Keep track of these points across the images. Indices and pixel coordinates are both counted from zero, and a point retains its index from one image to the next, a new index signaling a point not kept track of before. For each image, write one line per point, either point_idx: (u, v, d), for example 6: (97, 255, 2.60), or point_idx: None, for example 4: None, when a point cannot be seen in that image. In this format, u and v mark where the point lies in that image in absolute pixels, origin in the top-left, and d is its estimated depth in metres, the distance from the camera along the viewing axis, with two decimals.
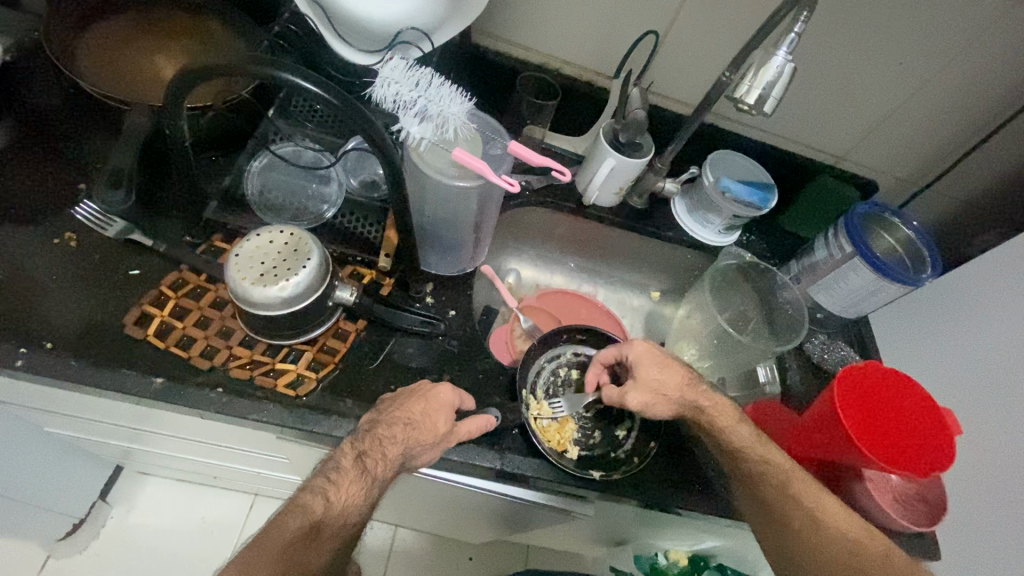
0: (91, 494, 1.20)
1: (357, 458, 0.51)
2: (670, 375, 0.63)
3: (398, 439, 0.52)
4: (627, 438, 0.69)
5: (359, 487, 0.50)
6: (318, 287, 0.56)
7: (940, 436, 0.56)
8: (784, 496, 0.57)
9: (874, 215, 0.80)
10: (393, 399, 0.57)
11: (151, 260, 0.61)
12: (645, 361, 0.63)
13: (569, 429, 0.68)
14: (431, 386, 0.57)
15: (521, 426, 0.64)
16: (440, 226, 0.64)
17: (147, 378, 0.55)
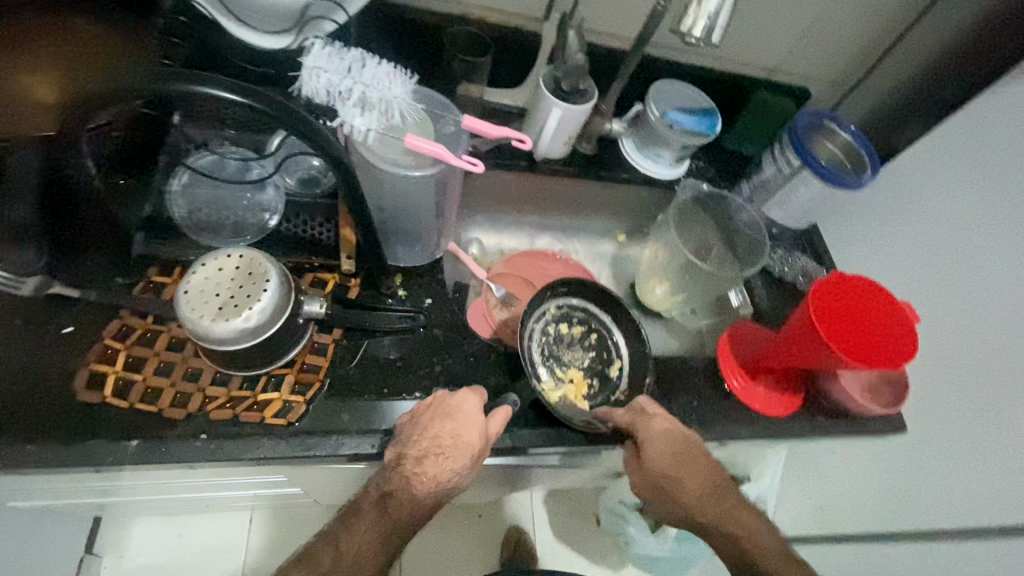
0: (76, 553, 1.14)
1: (379, 500, 0.53)
2: (676, 463, 0.60)
3: (430, 470, 0.53)
4: (621, 376, 0.71)
5: (372, 532, 0.52)
6: (285, 308, 0.52)
7: (907, 324, 0.60)
8: (718, 534, 0.62)
9: (815, 123, 0.81)
10: (411, 420, 0.56)
11: (85, 313, 0.54)
12: (654, 446, 0.60)
13: (572, 382, 0.70)
14: (452, 398, 0.56)
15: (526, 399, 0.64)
16: (399, 216, 0.60)
17: (120, 444, 0.50)
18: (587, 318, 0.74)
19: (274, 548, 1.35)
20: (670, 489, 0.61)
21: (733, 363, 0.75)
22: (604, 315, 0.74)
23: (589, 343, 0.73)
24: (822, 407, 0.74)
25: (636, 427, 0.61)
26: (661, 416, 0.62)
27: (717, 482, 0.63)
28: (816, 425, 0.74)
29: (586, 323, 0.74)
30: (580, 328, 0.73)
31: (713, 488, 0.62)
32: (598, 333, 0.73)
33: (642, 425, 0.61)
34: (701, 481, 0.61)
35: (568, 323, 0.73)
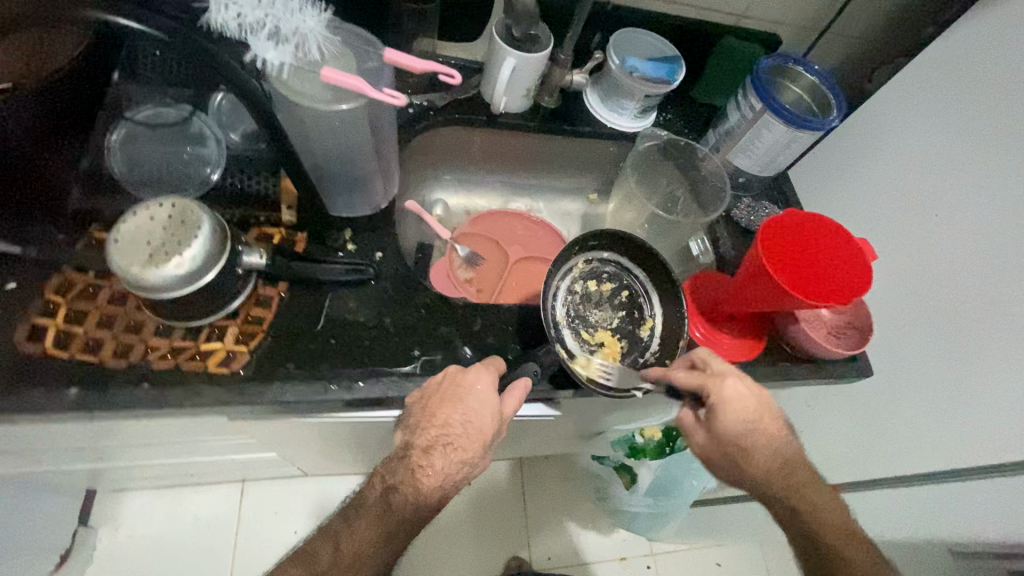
0: (69, 525, 1.17)
1: (384, 493, 0.55)
2: (749, 426, 0.57)
3: (437, 456, 0.54)
4: (653, 336, 0.70)
5: (376, 524, 0.55)
6: (220, 257, 0.52)
7: (855, 255, 0.59)
8: (783, 508, 0.60)
9: (778, 67, 0.79)
10: (421, 401, 0.57)
11: (26, 269, 0.54)
12: (728, 408, 0.56)
13: (603, 343, 0.70)
14: (464, 375, 0.57)
15: (483, 353, 0.64)
16: (336, 164, 0.59)
17: (60, 393, 0.50)
18: (615, 274, 0.73)
19: (265, 518, 1.38)
20: (741, 454, 0.58)
21: (695, 314, 0.74)
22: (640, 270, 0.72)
23: (620, 301, 0.72)
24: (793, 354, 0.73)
25: (707, 391, 0.57)
26: (731, 374, 0.58)
27: (784, 450, 0.59)
28: (780, 373, 0.73)
29: (617, 279, 0.73)
30: (610, 284, 0.73)
31: (782, 455, 0.59)
32: (629, 290, 0.72)
33: (711, 387, 0.57)
34: (768, 446, 0.58)
35: (598, 280, 0.72)
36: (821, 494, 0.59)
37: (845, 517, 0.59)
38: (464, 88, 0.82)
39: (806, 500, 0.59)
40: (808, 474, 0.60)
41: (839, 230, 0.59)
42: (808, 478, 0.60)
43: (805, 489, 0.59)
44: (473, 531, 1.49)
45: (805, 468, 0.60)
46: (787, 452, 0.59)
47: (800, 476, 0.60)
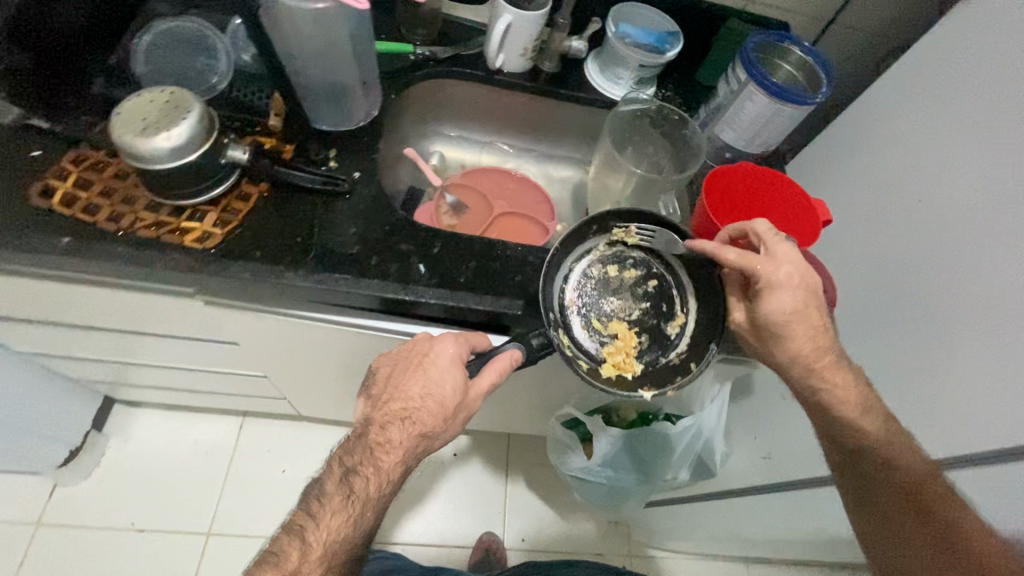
0: (83, 424, 1.28)
1: (349, 473, 0.61)
2: (800, 307, 0.58)
3: (395, 427, 0.61)
4: (681, 334, 0.67)
5: (342, 505, 0.61)
6: (204, 142, 0.59)
7: (805, 209, 0.61)
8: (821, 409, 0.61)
9: (770, 43, 0.80)
10: (388, 374, 0.64)
11: (50, 142, 0.63)
12: (778, 290, 0.57)
13: (619, 335, 0.68)
14: (430, 344, 0.64)
15: (436, 273, 0.67)
16: (314, 70, 0.65)
17: (56, 239, 0.58)
18: (643, 262, 0.70)
19: (257, 453, 1.46)
20: (774, 335, 0.60)
21: None
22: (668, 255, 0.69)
23: (644, 292, 0.69)
24: None
25: (759, 277, 0.57)
26: (788, 264, 0.57)
27: (824, 334, 0.60)
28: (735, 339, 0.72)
29: (645, 267, 0.69)
30: (636, 272, 0.69)
31: (818, 341, 0.60)
32: (658, 279, 0.69)
33: (761, 272, 0.57)
34: (811, 329, 0.59)
35: (622, 266, 0.70)
36: (839, 371, 0.60)
37: (861, 393, 0.60)
38: (466, 45, 0.88)
39: (823, 378, 0.60)
40: (837, 357, 0.61)
41: (785, 180, 0.61)
42: (836, 360, 0.61)
43: (828, 369, 0.60)
44: (451, 500, 1.52)
45: (838, 350, 0.61)
46: (827, 336, 0.60)
47: (832, 357, 0.60)
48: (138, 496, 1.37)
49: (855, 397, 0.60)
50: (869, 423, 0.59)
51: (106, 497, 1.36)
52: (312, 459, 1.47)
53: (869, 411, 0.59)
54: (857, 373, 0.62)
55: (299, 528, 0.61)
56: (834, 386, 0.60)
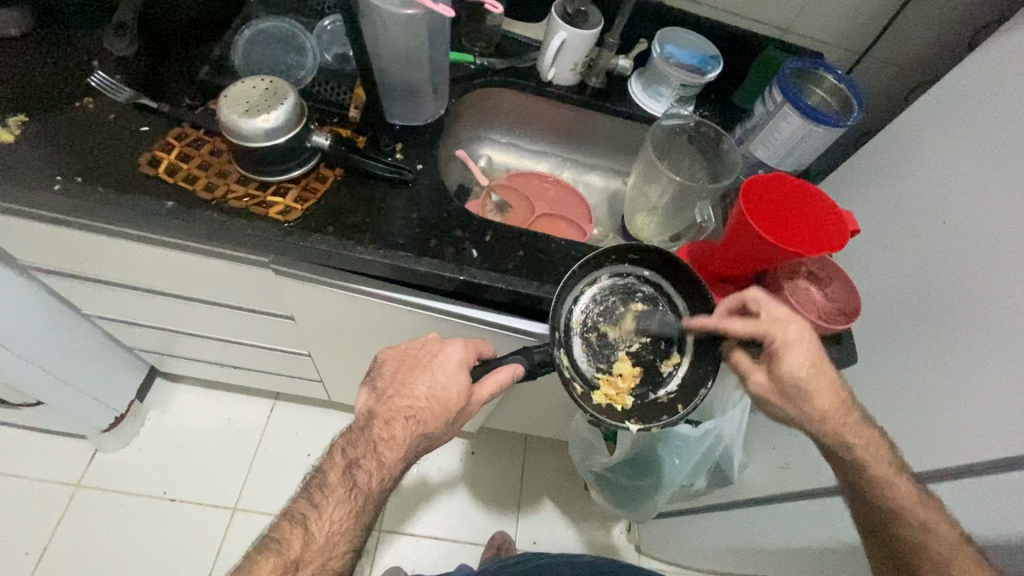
0: (130, 393, 1.36)
1: (347, 469, 0.66)
2: (811, 372, 0.64)
3: (399, 423, 0.68)
4: (673, 373, 0.71)
5: (343, 495, 0.65)
6: (295, 126, 0.66)
7: (833, 213, 0.65)
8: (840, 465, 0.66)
9: (806, 70, 0.86)
10: (395, 376, 0.72)
11: (157, 120, 0.72)
12: (792, 349, 0.63)
13: (617, 365, 0.72)
14: (438, 348, 0.73)
15: (487, 259, 0.73)
16: (395, 73, 0.72)
17: (160, 203, 0.65)
18: (650, 297, 0.73)
19: (284, 436, 1.53)
20: (799, 393, 0.65)
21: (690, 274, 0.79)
22: (675, 295, 0.72)
23: (646, 326, 0.73)
24: None
25: (772, 336, 0.63)
26: (792, 321, 0.64)
27: (840, 389, 0.65)
28: None
29: (652, 302, 0.73)
30: (642, 305, 0.73)
31: (831, 415, 0.65)
32: (661, 316, 0.73)
33: (773, 332, 0.63)
34: (827, 384, 0.65)
35: (630, 298, 0.73)
36: (864, 428, 0.65)
37: (890, 453, 0.65)
38: (522, 59, 0.96)
39: (849, 436, 0.65)
40: (860, 416, 0.66)
41: (816, 192, 0.66)
42: (862, 419, 0.65)
43: (854, 426, 0.65)
44: (466, 497, 1.56)
45: (859, 407, 0.66)
46: (844, 392, 0.66)
47: (856, 415, 0.65)
48: (172, 467, 1.44)
49: (885, 458, 0.64)
50: (903, 484, 0.63)
51: (143, 466, 1.43)
52: None
53: (904, 474, 0.63)
54: (884, 435, 0.66)
55: (302, 517, 0.65)
56: (863, 443, 0.65)
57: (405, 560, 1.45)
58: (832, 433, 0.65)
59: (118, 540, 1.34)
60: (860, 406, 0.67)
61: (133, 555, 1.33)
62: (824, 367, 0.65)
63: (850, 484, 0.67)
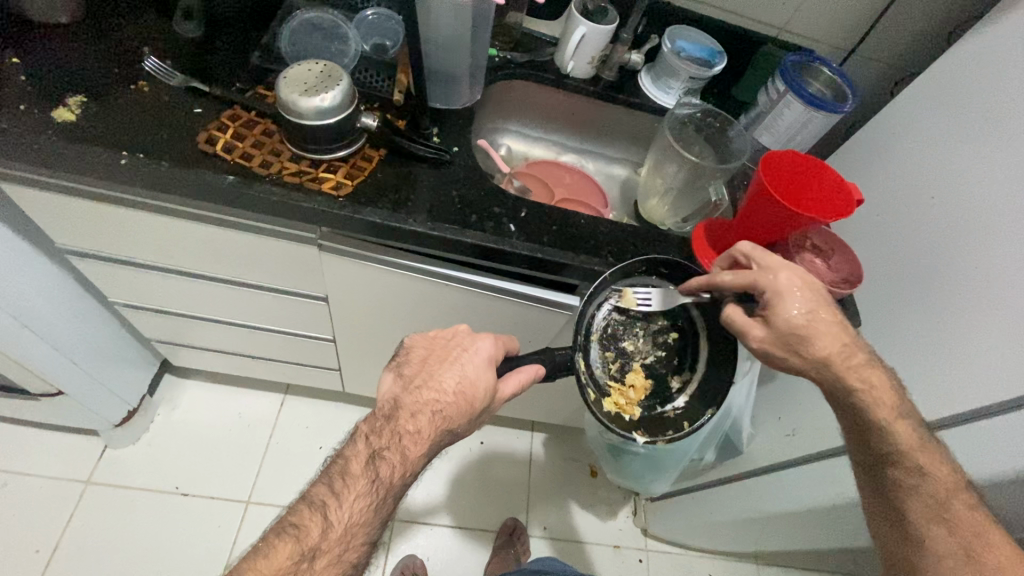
0: (143, 386, 1.36)
1: (369, 461, 0.65)
2: (811, 315, 0.63)
3: (425, 418, 0.67)
4: (681, 391, 0.76)
5: (366, 487, 0.64)
6: (348, 107, 0.71)
7: (839, 185, 0.73)
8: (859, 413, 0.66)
9: (804, 63, 0.95)
10: (422, 368, 0.71)
11: (209, 103, 0.75)
12: (785, 295, 0.63)
13: (631, 376, 0.77)
14: (468, 340, 0.72)
15: (523, 234, 0.78)
16: (439, 57, 0.78)
17: (222, 177, 0.69)
18: (671, 316, 0.78)
19: (295, 429, 1.54)
20: (803, 341, 0.63)
21: (706, 249, 0.85)
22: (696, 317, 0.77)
23: (664, 342, 0.78)
24: None
25: (760, 283, 0.64)
26: (781, 268, 0.64)
27: (843, 331, 0.65)
28: None
29: (671, 319, 0.78)
30: (662, 321, 0.78)
31: (839, 360, 0.64)
32: (678, 333, 0.78)
33: (762, 281, 0.64)
34: (829, 326, 0.64)
35: (652, 314, 0.79)
36: (875, 372, 0.66)
37: (898, 401, 0.66)
38: (540, 53, 1.02)
39: (859, 380, 0.65)
40: (866, 357, 0.66)
41: (823, 167, 0.73)
42: (869, 362, 0.66)
43: (863, 369, 0.65)
44: (476, 486, 1.58)
45: (866, 350, 0.67)
46: (847, 333, 0.66)
47: (865, 356, 0.66)
48: (184, 461, 1.44)
49: (897, 405, 0.65)
50: (907, 431, 0.65)
51: (154, 460, 1.42)
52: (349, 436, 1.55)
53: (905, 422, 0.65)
54: (893, 377, 0.67)
55: (321, 504, 0.64)
56: (871, 389, 0.65)
57: (419, 548, 1.47)
58: (841, 380, 0.65)
59: (132, 536, 1.33)
60: (869, 352, 0.67)
61: (146, 551, 1.32)
62: (827, 311, 0.64)
63: (855, 431, 0.68)
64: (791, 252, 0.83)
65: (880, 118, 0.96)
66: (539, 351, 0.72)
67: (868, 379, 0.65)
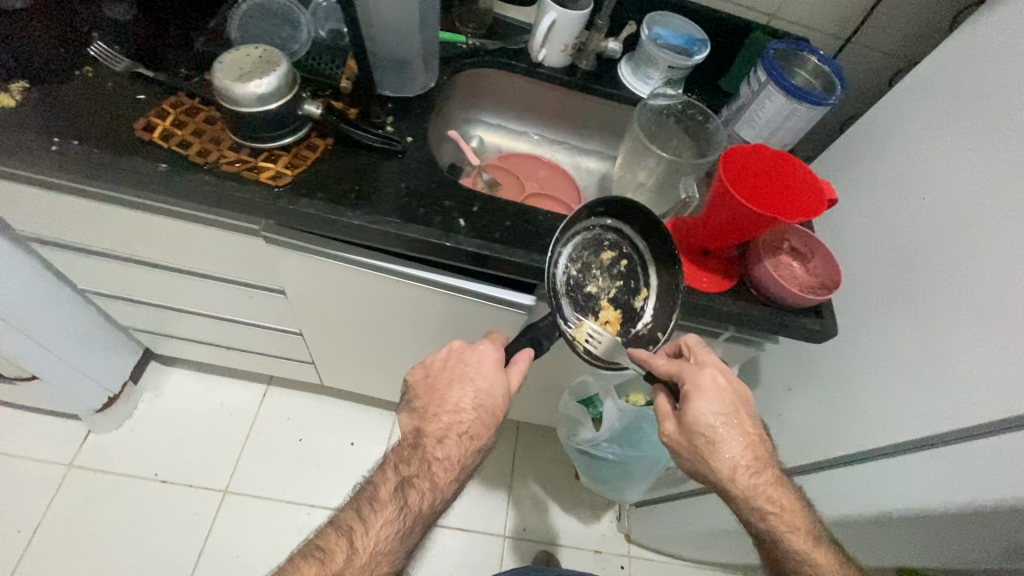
0: (125, 374, 1.37)
1: (396, 489, 0.66)
2: (716, 425, 0.68)
3: (452, 441, 0.69)
4: (645, 305, 0.80)
5: (393, 514, 0.65)
6: (288, 93, 0.68)
7: (809, 181, 0.67)
8: (764, 531, 0.68)
9: (789, 51, 0.88)
10: (433, 392, 0.72)
11: (153, 88, 0.73)
12: (701, 393, 0.68)
13: (602, 313, 0.78)
14: (469, 354, 0.73)
15: (474, 230, 0.74)
16: (389, 42, 0.76)
17: (154, 164, 0.67)
18: (615, 243, 0.79)
19: (277, 420, 1.54)
20: (707, 443, 0.68)
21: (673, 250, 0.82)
22: (638, 239, 0.79)
23: (618, 271, 0.80)
24: (758, 301, 0.80)
25: (682, 376, 0.70)
26: (710, 366, 0.70)
27: (755, 449, 0.68)
28: (745, 309, 0.79)
29: (618, 249, 0.79)
30: (610, 253, 0.79)
31: (741, 477, 0.67)
32: (628, 260, 0.80)
33: (686, 373, 0.70)
34: (738, 440, 0.68)
35: (599, 249, 0.79)
36: (785, 493, 0.68)
37: (806, 518, 0.68)
38: (513, 41, 0.98)
39: (766, 501, 0.67)
40: (776, 477, 0.69)
41: (794, 162, 0.68)
42: (780, 485, 0.68)
43: (768, 490, 0.67)
44: None
45: (775, 467, 0.69)
46: (760, 450, 0.69)
47: (773, 476, 0.69)
48: (165, 448, 1.45)
49: (796, 522, 0.67)
50: (819, 552, 0.65)
51: (135, 445, 1.44)
52: (330, 428, 1.55)
53: (800, 531, 0.66)
54: (804, 500, 0.69)
55: (349, 530, 0.64)
56: (777, 509, 0.67)
57: None
58: (742, 496, 0.67)
59: (111, 520, 1.34)
60: (777, 468, 0.70)
61: (124, 536, 1.33)
62: (738, 432, 0.68)
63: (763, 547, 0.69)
64: (759, 253, 0.79)
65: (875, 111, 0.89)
66: (527, 335, 0.73)
67: (773, 500, 0.67)
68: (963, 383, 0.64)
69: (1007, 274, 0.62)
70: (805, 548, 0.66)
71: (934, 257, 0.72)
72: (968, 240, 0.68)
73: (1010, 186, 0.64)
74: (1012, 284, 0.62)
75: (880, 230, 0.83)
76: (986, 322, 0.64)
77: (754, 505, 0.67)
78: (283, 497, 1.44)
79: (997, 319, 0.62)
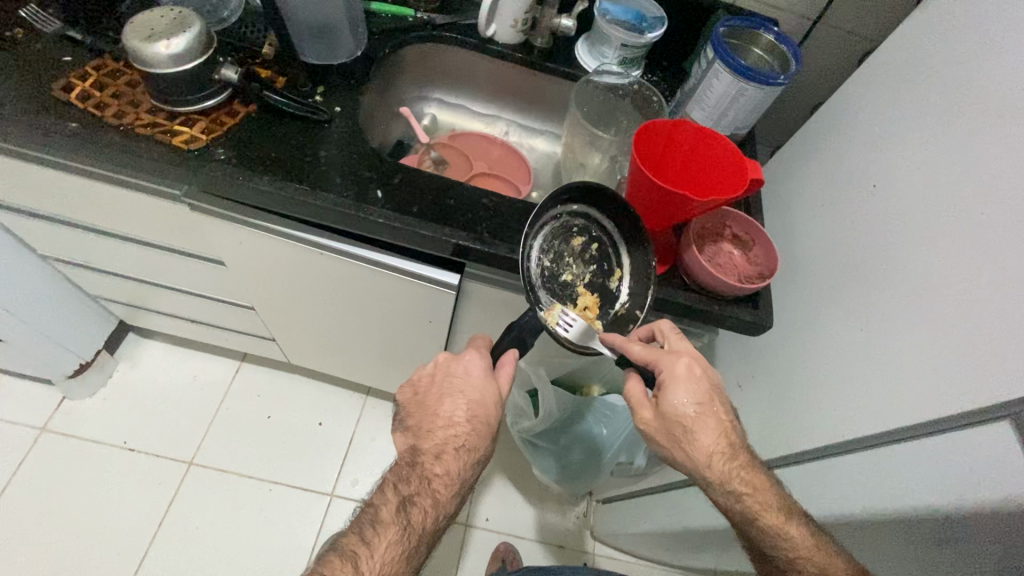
0: (98, 343, 1.40)
1: (399, 512, 0.62)
2: (694, 412, 0.62)
3: (451, 456, 0.66)
4: (621, 286, 0.75)
5: (399, 536, 0.61)
6: (200, 56, 0.67)
7: (730, 157, 0.67)
8: (742, 520, 0.62)
9: (740, 29, 0.84)
10: (423, 404, 0.69)
11: (81, 53, 0.74)
12: (679, 382, 0.63)
13: (579, 300, 0.74)
14: (456, 365, 0.70)
15: (390, 202, 0.73)
16: (310, 8, 0.77)
17: (65, 124, 0.69)
18: (582, 229, 0.75)
19: (247, 396, 1.56)
20: (685, 432, 0.62)
21: None
22: (608, 221, 0.75)
23: (590, 255, 0.76)
24: (689, 288, 0.76)
25: (659, 363, 0.64)
26: (685, 354, 0.65)
27: (730, 433, 0.63)
28: (678, 296, 0.75)
29: (588, 233, 0.75)
30: (581, 238, 0.75)
31: (715, 461, 0.62)
32: (600, 243, 0.76)
33: (662, 360, 0.64)
34: (713, 425, 0.63)
35: (569, 237, 0.75)
36: (755, 473, 0.63)
37: (775, 493, 0.62)
38: (465, 16, 0.95)
39: (739, 485, 0.62)
40: (747, 458, 0.63)
41: (714, 138, 0.68)
42: (752, 468, 0.63)
43: (741, 472, 0.62)
44: None
45: (747, 450, 0.64)
46: (734, 435, 0.64)
47: (744, 458, 0.63)
48: (136, 418, 1.48)
49: (771, 500, 0.61)
50: (796, 533, 0.59)
51: (109, 413, 1.48)
52: (300, 407, 1.56)
53: (772, 508, 0.61)
54: (776, 482, 0.64)
55: (351, 555, 0.59)
56: (750, 490, 0.61)
57: None
58: (717, 479, 0.62)
59: (77, 484, 1.38)
60: (750, 451, 0.65)
61: (88, 500, 1.37)
62: (713, 416, 0.63)
63: (744, 538, 0.63)
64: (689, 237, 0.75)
65: (840, 95, 0.83)
66: (510, 335, 0.70)
67: (748, 485, 0.62)
68: (895, 384, 0.59)
69: (950, 270, 0.57)
70: (777, 525, 0.60)
71: (881, 250, 0.68)
72: (917, 231, 0.63)
73: (959, 172, 0.59)
74: (953, 277, 0.56)
75: (834, 220, 0.78)
76: (923, 318, 0.59)
77: (729, 490, 0.62)
78: (246, 472, 1.45)
79: (932, 318, 0.57)
